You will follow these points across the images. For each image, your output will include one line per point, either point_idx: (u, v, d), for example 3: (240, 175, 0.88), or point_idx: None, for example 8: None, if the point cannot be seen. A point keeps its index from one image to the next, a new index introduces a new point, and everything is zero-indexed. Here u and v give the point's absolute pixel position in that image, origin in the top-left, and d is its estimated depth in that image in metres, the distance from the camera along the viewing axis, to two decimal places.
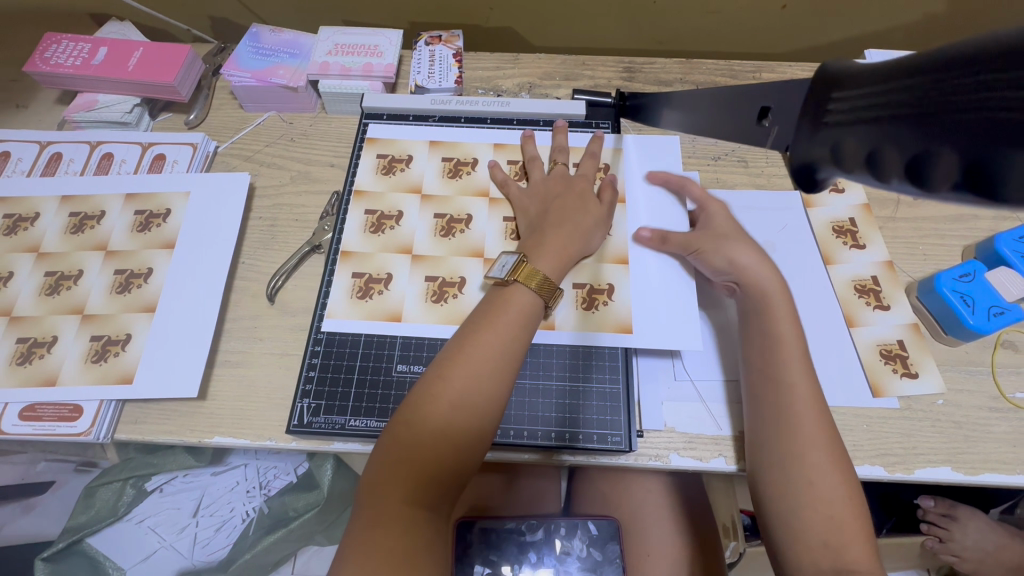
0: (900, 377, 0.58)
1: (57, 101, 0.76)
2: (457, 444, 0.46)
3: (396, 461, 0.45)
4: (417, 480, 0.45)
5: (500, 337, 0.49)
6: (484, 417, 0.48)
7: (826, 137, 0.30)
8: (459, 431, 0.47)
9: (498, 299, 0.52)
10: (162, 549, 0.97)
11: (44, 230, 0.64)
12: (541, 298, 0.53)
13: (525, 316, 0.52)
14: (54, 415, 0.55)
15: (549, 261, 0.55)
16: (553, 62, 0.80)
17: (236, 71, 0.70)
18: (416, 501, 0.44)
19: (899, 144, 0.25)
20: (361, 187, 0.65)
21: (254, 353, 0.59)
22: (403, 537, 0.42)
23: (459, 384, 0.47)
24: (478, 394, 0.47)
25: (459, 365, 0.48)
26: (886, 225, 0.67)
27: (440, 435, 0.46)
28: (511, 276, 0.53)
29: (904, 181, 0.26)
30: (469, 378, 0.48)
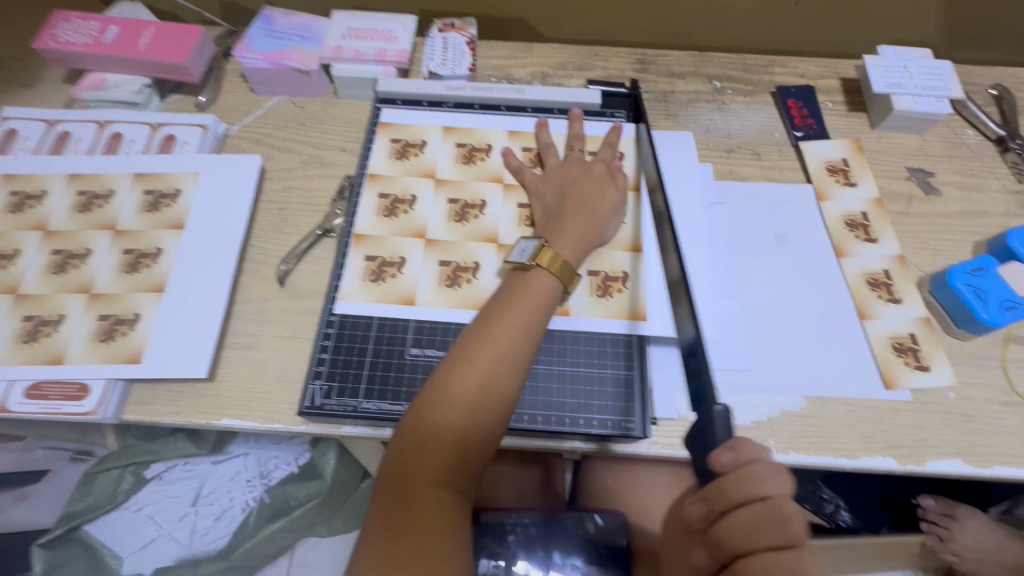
0: (912, 369, 0.58)
1: (64, 80, 0.75)
2: (481, 428, 0.46)
3: (420, 443, 0.45)
4: (443, 460, 0.45)
5: (523, 320, 0.50)
6: (508, 397, 0.48)
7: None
8: (484, 414, 0.47)
9: (519, 282, 0.53)
10: (160, 538, 0.96)
11: (50, 208, 0.63)
12: (561, 282, 0.53)
13: (545, 301, 0.52)
14: (60, 394, 0.54)
15: (567, 246, 0.56)
16: (567, 53, 0.80)
17: (248, 53, 0.70)
18: (442, 483, 0.44)
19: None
20: (375, 171, 0.65)
21: (263, 335, 0.58)
22: (434, 516, 0.43)
23: (484, 366, 0.47)
24: (503, 377, 0.48)
25: (483, 349, 0.48)
26: (899, 220, 0.67)
27: (465, 418, 0.46)
28: (531, 260, 0.53)
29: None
30: (493, 361, 0.48)
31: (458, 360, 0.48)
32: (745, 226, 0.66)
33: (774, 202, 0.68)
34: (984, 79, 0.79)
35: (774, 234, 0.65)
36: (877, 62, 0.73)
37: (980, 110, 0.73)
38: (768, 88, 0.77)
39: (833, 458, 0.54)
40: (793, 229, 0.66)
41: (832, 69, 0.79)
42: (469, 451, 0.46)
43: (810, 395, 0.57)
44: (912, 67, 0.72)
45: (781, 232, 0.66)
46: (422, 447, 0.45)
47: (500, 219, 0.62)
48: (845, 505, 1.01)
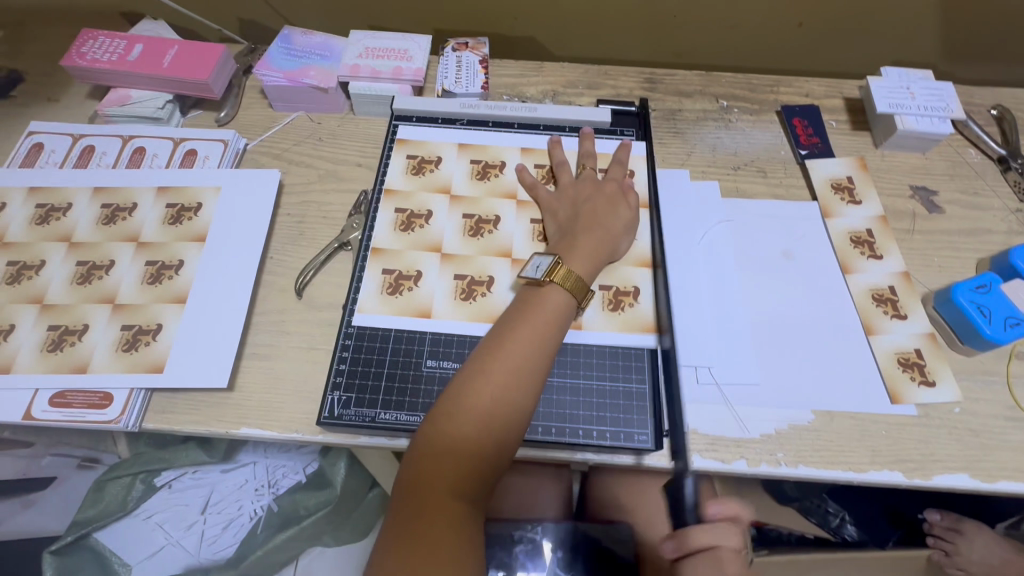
0: (918, 384, 0.59)
1: (89, 96, 0.77)
2: (495, 442, 0.47)
3: (435, 455, 0.46)
4: (458, 470, 0.46)
5: (537, 334, 0.51)
6: (521, 410, 0.49)
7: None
8: (497, 428, 0.48)
9: (533, 298, 0.54)
10: (168, 546, 0.96)
11: (76, 220, 0.65)
12: (575, 298, 0.55)
13: (558, 318, 0.53)
14: (84, 402, 0.55)
15: (583, 261, 0.57)
16: (577, 71, 0.82)
17: (268, 71, 0.72)
18: (457, 495, 0.45)
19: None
20: (391, 186, 0.67)
21: (281, 346, 0.59)
22: (449, 528, 0.44)
23: (498, 381, 0.49)
24: (517, 392, 0.49)
25: (497, 364, 0.49)
26: (903, 238, 0.68)
27: (478, 432, 0.47)
28: (547, 276, 0.55)
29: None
30: (507, 377, 0.49)
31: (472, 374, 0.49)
32: (752, 242, 0.67)
33: (781, 218, 0.69)
34: (985, 99, 0.80)
35: (781, 250, 0.67)
36: (880, 82, 0.74)
37: (981, 130, 0.75)
38: (774, 107, 0.79)
39: (841, 472, 0.55)
40: (799, 245, 0.68)
41: (836, 89, 0.81)
42: (483, 465, 0.47)
43: (817, 409, 0.58)
44: (914, 87, 0.74)
45: (788, 247, 0.67)
46: (437, 459, 0.46)
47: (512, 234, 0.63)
48: (852, 518, 1.01)
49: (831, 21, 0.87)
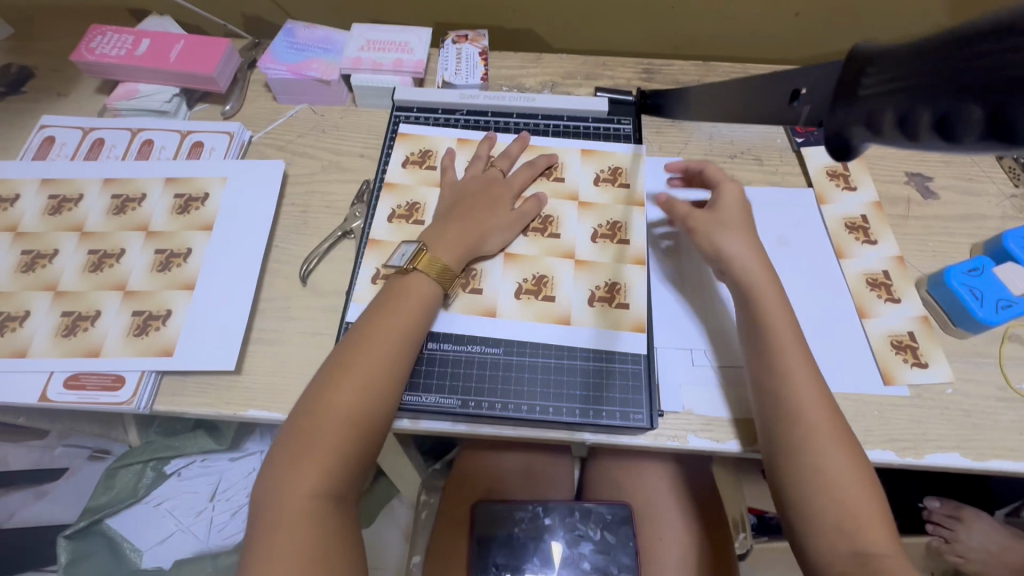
0: (910, 366, 0.60)
1: (97, 90, 0.79)
2: (384, 402, 0.51)
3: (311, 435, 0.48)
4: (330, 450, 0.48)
5: (403, 323, 0.54)
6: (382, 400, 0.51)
7: (861, 107, 0.33)
8: (390, 379, 0.52)
9: (397, 290, 0.56)
10: (178, 532, 0.99)
11: (87, 211, 0.66)
12: (438, 287, 0.57)
13: (501, 221, 0.62)
14: (97, 384, 0.57)
15: (454, 256, 0.59)
16: (575, 63, 0.83)
17: (272, 64, 0.73)
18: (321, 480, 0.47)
19: (928, 104, 0.29)
20: (376, 237, 0.64)
21: (287, 331, 0.61)
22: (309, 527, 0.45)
23: (391, 328, 0.53)
24: (403, 358, 0.53)
25: (447, 231, 0.60)
26: (898, 224, 0.69)
27: (369, 385, 0.50)
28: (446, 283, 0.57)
29: (934, 137, 0.29)
30: (455, 248, 0.59)
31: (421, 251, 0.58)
32: None
33: (776, 205, 0.70)
34: None
35: (775, 235, 0.68)
36: None
37: None
38: None
39: None
40: (795, 231, 0.68)
41: None
42: (373, 421, 0.50)
43: None
44: None
45: (783, 233, 0.68)
46: (329, 403, 0.49)
47: (522, 251, 0.64)
48: None
49: (829, 10, 0.87)
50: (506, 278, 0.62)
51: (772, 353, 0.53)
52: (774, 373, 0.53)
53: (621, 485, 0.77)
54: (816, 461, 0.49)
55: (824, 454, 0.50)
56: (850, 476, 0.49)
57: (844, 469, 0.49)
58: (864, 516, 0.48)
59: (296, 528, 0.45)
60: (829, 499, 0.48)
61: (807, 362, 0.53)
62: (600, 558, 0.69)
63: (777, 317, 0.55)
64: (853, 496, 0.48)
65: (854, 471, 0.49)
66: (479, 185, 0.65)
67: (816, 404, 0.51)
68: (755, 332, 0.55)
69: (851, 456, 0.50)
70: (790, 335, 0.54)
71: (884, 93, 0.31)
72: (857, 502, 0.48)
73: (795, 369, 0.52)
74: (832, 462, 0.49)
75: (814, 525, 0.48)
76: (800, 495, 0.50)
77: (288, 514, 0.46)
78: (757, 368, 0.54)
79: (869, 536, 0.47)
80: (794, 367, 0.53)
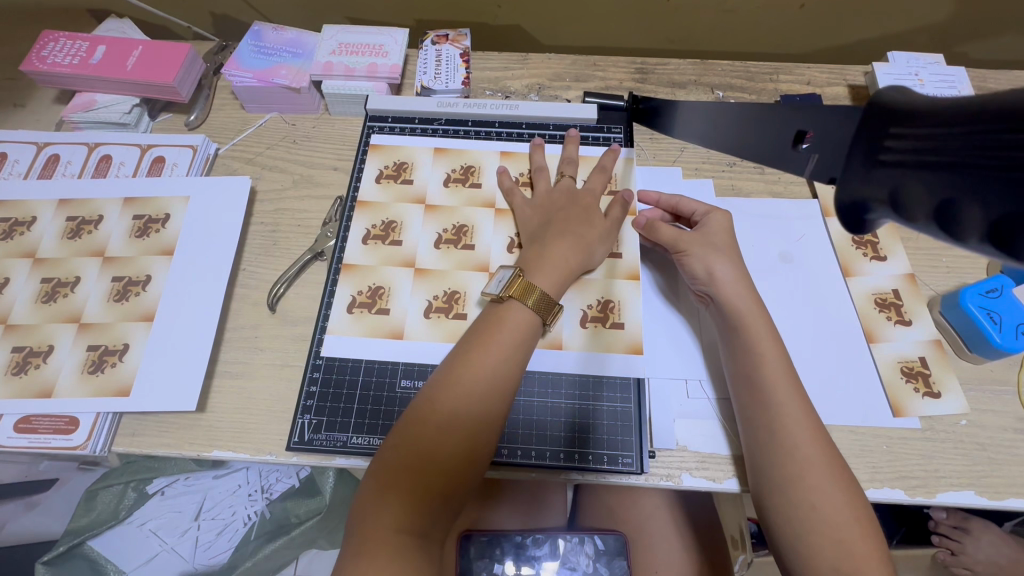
0: (922, 396, 0.56)
1: (55, 100, 0.74)
2: (489, 426, 0.46)
3: (404, 462, 0.44)
4: (419, 481, 0.43)
5: (500, 350, 0.48)
6: (478, 432, 0.46)
7: (886, 180, 0.30)
8: (496, 402, 0.47)
9: (493, 317, 0.51)
10: (163, 553, 0.95)
11: (40, 234, 0.62)
12: (538, 315, 0.51)
13: (598, 236, 0.57)
14: (50, 427, 0.53)
15: (548, 278, 0.53)
16: (563, 63, 0.77)
17: (237, 70, 0.68)
18: (406, 516, 0.42)
19: (981, 199, 0.24)
20: (350, 261, 0.60)
21: (254, 363, 0.57)
22: (391, 565, 0.39)
23: (498, 344, 0.49)
24: (511, 376, 0.48)
25: (546, 252, 0.55)
26: (909, 237, 0.64)
27: (470, 408, 0.46)
28: (506, 292, 0.51)
29: (985, 243, 0.25)
30: (555, 268, 0.54)
31: (521, 276, 0.53)
32: (747, 243, 0.64)
33: (778, 218, 0.66)
34: (1001, 83, 0.75)
35: (778, 252, 0.63)
36: (886, 69, 0.71)
37: None
38: (773, 96, 0.74)
39: None
40: (798, 246, 0.64)
41: (840, 75, 0.76)
42: (477, 448, 0.45)
43: None
44: (924, 73, 0.70)
45: (785, 250, 0.64)
46: (429, 423, 0.45)
47: (432, 265, 0.59)
48: None
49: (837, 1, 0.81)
50: (416, 295, 0.58)
51: (757, 385, 0.50)
52: (761, 400, 0.49)
53: (613, 510, 0.74)
54: (807, 494, 0.45)
55: (817, 489, 0.45)
56: (849, 514, 0.44)
57: (837, 506, 0.44)
58: (865, 559, 0.43)
59: (388, 562, 0.39)
60: (823, 536, 0.44)
61: (796, 389, 0.49)
62: None
63: (767, 349, 0.51)
64: (852, 536, 0.43)
65: (850, 510, 0.44)
66: (565, 199, 0.60)
67: (809, 435, 0.47)
68: (741, 357, 0.51)
69: (849, 493, 0.45)
70: (778, 361, 0.50)
71: (905, 168, 0.28)
72: (854, 542, 0.43)
73: (785, 397, 0.48)
74: (824, 496, 0.45)
75: (810, 569, 0.43)
76: (792, 536, 0.45)
77: (381, 545, 0.40)
78: (742, 395, 0.50)
79: None
80: (784, 394, 0.49)
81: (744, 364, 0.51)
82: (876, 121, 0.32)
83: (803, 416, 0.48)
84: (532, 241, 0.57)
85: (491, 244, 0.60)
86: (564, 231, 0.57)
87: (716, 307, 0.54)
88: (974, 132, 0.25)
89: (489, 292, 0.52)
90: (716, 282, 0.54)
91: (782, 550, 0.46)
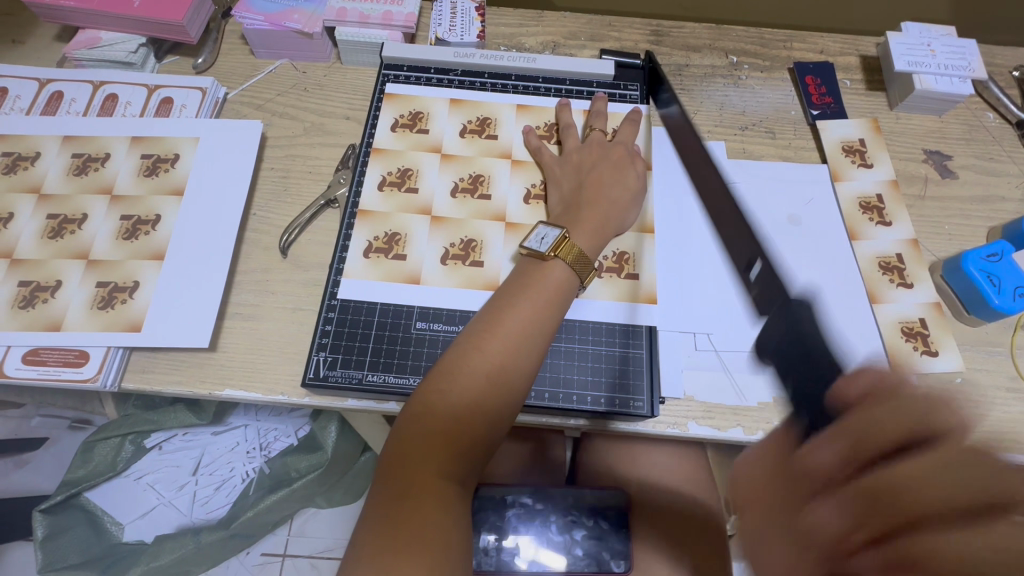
0: (921, 354, 0.57)
1: (56, 37, 0.72)
2: (524, 383, 0.47)
3: (438, 413, 0.45)
4: (454, 433, 0.44)
5: (538, 310, 0.49)
6: (514, 388, 0.47)
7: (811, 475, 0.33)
8: (533, 359, 0.48)
9: (533, 274, 0.51)
10: (160, 506, 0.96)
11: (45, 170, 0.61)
12: (577, 274, 0.52)
13: (629, 197, 0.58)
14: (59, 360, 0.53)
15: (586, 237, 0.54)
16: (579, 21, 0.77)
17: (247, 13, 0.67)
18: (444, 468, 0.43)
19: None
20: (366, 207, 0.59)
21: (266, 306, 0.57)
22: (434, 510, 0.41)
23: (540, 300, 0.49)
24: (550, 331, 0.49)
25: (581, 212, 0.55)
26: (914, 205, 0.66)
27: (511, 362, 0.47)
28: (552, 251, 0.52)
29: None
30: (593, 229, 0.54)
31: (565, 237, 0.53)
32: (756, 204, 0.65)
33: (787, 182, 0.66)
34: (1008, 59, 0.76)
35: (786, 215, 0.64)
36: (900, 39, 0.71)
37: (1001, 93, 0.71)
38: (786, 63, 0.75)
39: None
40: (806, 210, 0.65)
41: (853, 46, 0.76)
42: (511, 404, 0.47)
43: None
44: (935, 45, 0.70)
45: (794, 213, 0.65)
46: (472, 372, 0.46)
47: (449, 213, 0.59)
48: None
49: None
50: (433, 242, 0.58)
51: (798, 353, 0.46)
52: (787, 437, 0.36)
53: (613, 468, 0.75)
54: None
55: None
56: None
57: None
58: None
59: (429, 505, 0.41)
60: None
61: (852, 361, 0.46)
62: (591, 542, 0.66)
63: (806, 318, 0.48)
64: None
65: None
66: (595, 157, 0.60)
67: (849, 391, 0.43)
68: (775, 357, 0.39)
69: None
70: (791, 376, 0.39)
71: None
72: None
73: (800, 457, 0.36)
74: None
75: None
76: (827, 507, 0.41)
77: (421, 487, 0.42)
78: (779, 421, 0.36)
79: None
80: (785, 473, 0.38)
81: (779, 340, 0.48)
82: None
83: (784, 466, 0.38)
84: (565, 203, 0.57)
85: (507, 194, 0.60)
86: (600, 191, 0.57)
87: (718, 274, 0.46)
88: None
89: (529, 247, 0.53)
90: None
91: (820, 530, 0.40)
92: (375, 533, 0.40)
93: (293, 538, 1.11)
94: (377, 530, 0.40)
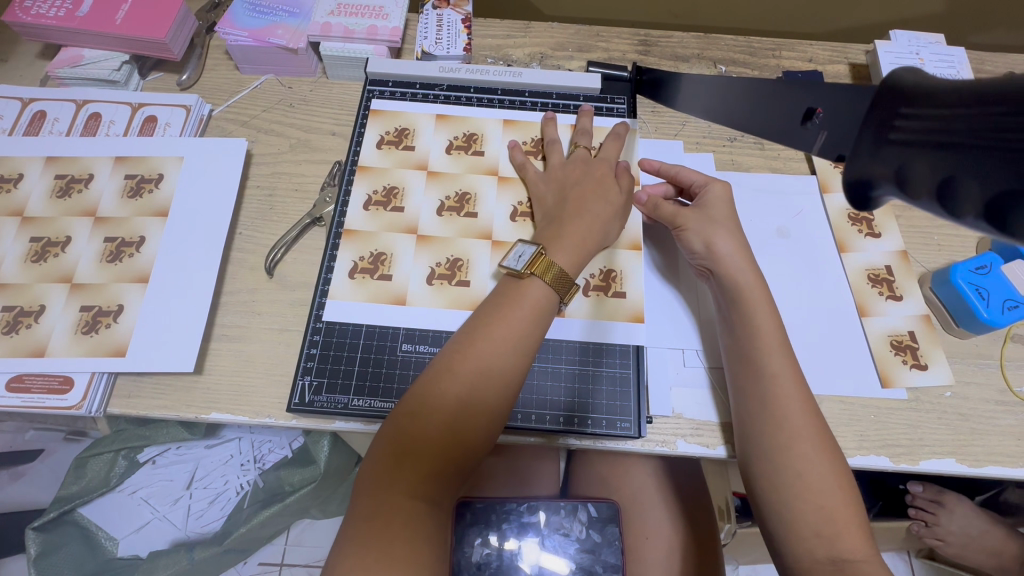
0: (910, 368, 0.57)
1: (40, 55, 0.72)
2: (501, 403, 0.47)
3: (412, 433, 0.44)
4: (429, 453, 0.44)
5: (516, 328, 0.49)
6: (492, 407, 0.46)
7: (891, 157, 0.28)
8: (511, 379, 0.48)
9: (513, 291, 0.51)
10: (155, 520, 0.95)
11: (28, 193, 0.60)
12: (557, 293, 0.51)
13: (614, 212, 0.57)
14: (43, 386, 0.52)
15: (568, 254, 0.53)
16: (566, 32, 0.76)
17: (231, 28, 0.66)
18: (418, 488, 0.43)
19: (981, 176, 0.24)
20: (351, 226, 0.59)
21: (251, 327, 0.57)
22: (404, 531, 0.40)
23: (517, 318, 0.49)
24: (529, 353, 0.49)
25: (565, 229, 0.55)
26: (903, 215, 0.66)
27: (486, 381, 0.46)
28: (528, 269, 0.51)
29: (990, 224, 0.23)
30: (576, 246, 0.54)
31: (542, 253, 0.52)
32: (746, 217, 0.64)
33: (777, 194, 0.66)
34: (998, 64, 0.75)
35: (775, 227, 0.64)
36: (888, 47, 0.72)
37: None
38: (775, 72, 0.74)
39: None
40: (795, 222, 0.65)
41: (842, 54, 0.76)
42: (486, 424, 0.46)
43: None
44: (923, 52, 0.71)
45: (783, 225, 0.64)
46: (446, 394, 0.46)
47: (433, 232, 0.59)
48: None
49: None
50: (418, 261, 0.57)
51: (749, 357, 0.51)
52: (759, 387, 0.49)
53: (606, 480, 0.75)
54: (797, 463, 0.46)
55: (803, 458, 0.46)
56: (841, 492, 0.45)
57: (823, 474, 0.46)
58: (844, 516, 0.45)
59: (401, 526, 0.41)
60: (809, 504, 0.45)
61: (789, 358, 0.51)
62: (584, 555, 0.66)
63: (762, 318, 0.52)
64: (866, 555, 0.43)
65: (834, 477, 0.46)
66: (581, 172, 0.59)
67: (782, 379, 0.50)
68: (740, 332, 0.52)
69: (864, 529, 0.45)
70: (777, 342, 0.51)
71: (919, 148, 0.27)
72: (836, 507, 0.45)
73: (789, 403, 0.48)
74: (807, 465, 0.46)
75: (794, 533, 0.45)
76: (772, 489, 0.47)
77: (395, 510, 0.41)
78: (738, 378, 0.51)
79: (850, 545, 0.44)
80: (803, 428, 0.47)
81: (739, 348, 0.52)
82: (887, 97, 0.30)
83: (811, 424, 0.48)
84: (549, 219, 0.57)
85: (492, 211, 0.60)
86: (583, 207, 0.56)
87: (716, 279, 0.55)
88: (984, 114, 0.24)
89: (509, 266, 0.52)
90: (716, 255, 0.55)
91: (765, 504, 0.47)
92: (346, 558, 0.39)
93: (290, 548, 1.11)
94: (345, 552, 0.39)
